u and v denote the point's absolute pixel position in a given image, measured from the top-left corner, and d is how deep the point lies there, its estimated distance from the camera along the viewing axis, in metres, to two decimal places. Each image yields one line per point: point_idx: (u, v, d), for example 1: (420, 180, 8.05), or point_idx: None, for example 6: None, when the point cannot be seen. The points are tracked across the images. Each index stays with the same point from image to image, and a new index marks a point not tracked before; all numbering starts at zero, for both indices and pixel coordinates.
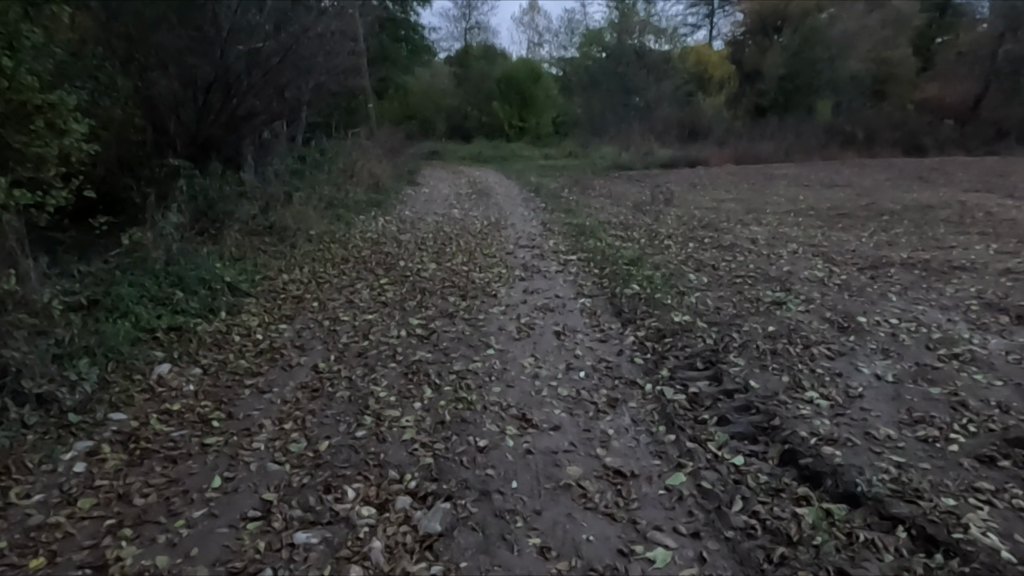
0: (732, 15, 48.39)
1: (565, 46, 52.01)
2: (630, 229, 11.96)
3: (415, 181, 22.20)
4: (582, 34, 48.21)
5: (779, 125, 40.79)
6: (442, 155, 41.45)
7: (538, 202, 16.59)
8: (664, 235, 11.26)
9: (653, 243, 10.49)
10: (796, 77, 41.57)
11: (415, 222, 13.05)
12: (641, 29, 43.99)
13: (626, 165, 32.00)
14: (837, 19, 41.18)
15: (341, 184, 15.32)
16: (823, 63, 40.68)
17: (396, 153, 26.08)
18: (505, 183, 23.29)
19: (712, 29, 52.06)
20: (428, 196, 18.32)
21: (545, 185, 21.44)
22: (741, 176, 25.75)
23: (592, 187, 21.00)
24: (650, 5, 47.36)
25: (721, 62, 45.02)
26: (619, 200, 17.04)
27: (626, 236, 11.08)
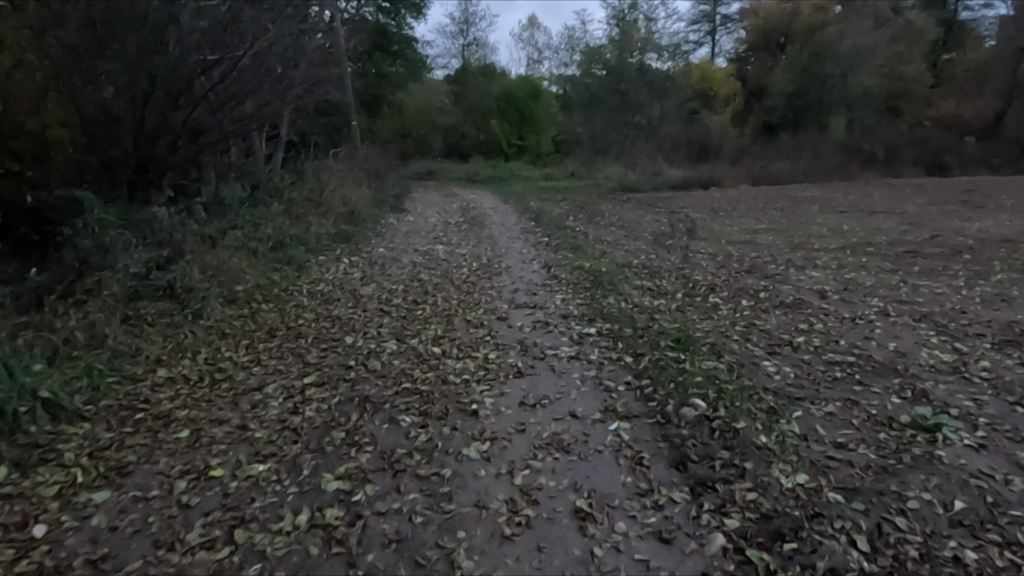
0: (735, 32, 46.95)
1: (566, 62, 49.45)
2: (657, 276, 9.39)
3: (402, 208, 19.70)
4: (583, 51, 46.26)
5: (795, 143, 38.27)
6: (437, 175, 39.20)
7: (540, 234, 14.04)
8: (702, 286, 8.69)
9: (693, 299, 7.94)
10: (805, 94, 39.71)
11: (388, 265, 10.50)
12: (642, 46, 42.56)
13: (633, 187, 29.63)
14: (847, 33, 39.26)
15: (304, 214, 12.83)
16: (834, 80, 38.65)
17: (383, 176, 23.69)
18: (502, 208, 20.83)
19: (714, 47, 50.04)
20: (413, 227, 15.77)
21: (547, 211, 18.74)
22: (762, 200, 23.35)
23: (599, 215, 18.48)
24: (652, 21, 45.63)
25: (725, 78, 43.23)
26: (634, 232, 14.50)
27: (655, 289, 8.48)
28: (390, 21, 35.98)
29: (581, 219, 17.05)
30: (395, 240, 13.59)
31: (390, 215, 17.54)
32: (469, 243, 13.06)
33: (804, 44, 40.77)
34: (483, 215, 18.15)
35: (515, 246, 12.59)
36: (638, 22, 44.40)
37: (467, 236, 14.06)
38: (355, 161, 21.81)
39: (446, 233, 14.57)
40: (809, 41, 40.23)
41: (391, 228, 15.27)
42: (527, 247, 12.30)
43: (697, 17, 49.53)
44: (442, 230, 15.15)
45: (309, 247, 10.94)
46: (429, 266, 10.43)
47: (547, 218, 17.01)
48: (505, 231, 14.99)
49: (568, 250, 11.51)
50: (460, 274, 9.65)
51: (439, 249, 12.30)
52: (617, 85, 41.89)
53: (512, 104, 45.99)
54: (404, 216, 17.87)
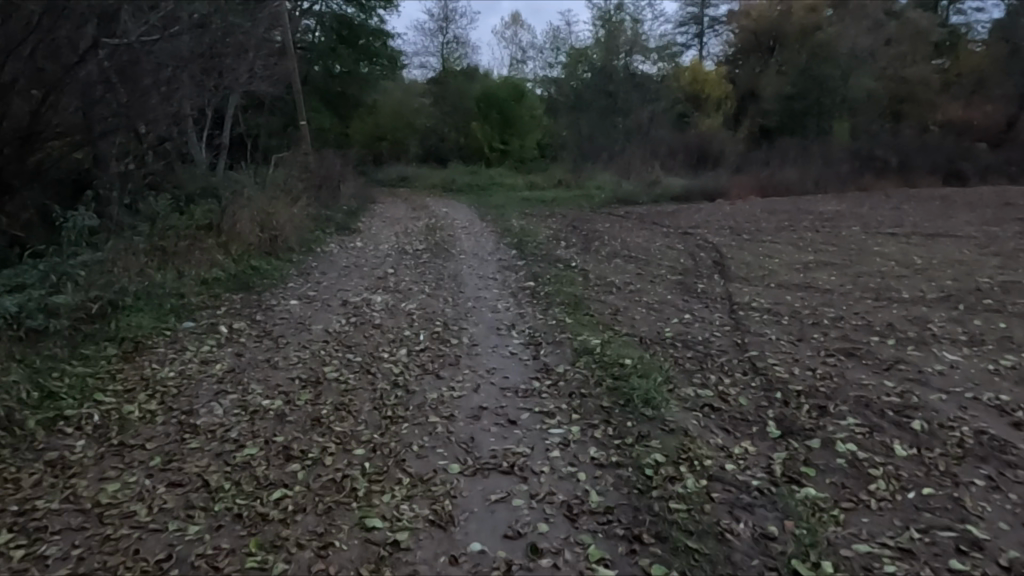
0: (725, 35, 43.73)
1: (550, 63, 45.61)
2: (715, 374, 5.71)
3: (353, 229, 15.92)
4: (567, 52, 42.85)
5: (802, 148, 34.92)
6: (411, 183, 35.40)
7: (526, 273, 10.32)
8: (805, 407, 5.05)
9: (792, 445, 4.36)
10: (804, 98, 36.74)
11: (286, 338, 6.78)
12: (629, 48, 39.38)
13: (630, 198, 26.09)
14: (845, 33, 36.37)
15: (189, 249, 9.13)
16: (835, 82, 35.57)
17: (336, 189, 19.98)
18: (478, 226, 17.21)
19: (703, 50, 46.84)
20: (359, 259, 12.02)
21: (532, 234, 14.97)
22: (784, 217, 19.94)
23: (594, 239, 14.81)
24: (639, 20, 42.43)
25: (717, 80, 40.02)
26: (647, 271, 10.87)
27: (729, 417, 4.83)
28: (351, 16, 32.31)
29: (575, 247, 13.37)
30: (322, 283, 9.88)
31: (335, 242, 13.81)
32: (425, 288, 9.38)
33: (801, 44, 37.93)
34: (452, 239, 14.43)
35: (486, 294, 8.92)
36: (625, 23, 40.83)
37: (426, 276, 10.33)
38: (298, 171, 18.09)
39: (398, 271, 10.82)
40: (808, 42, 37.25)
41: (327, 263, 11.52)
42: (506, 299, 8.61)
43: (685, 18, 46.20)
44: (394, 265, 11.44)
45: (173, 314, 7.26)
46: (348, 341, 6.73)
47: (532, 246, 13.24)
48: (478, 265, 11.29)
49: (567, 309, 7.80)
50: (390, 365, 5.93)
51: (378, 300, 8.61)
52: (604, 87, 38.61)
53: (492, 105, 41.92)
54: (353, 242, 14.12)
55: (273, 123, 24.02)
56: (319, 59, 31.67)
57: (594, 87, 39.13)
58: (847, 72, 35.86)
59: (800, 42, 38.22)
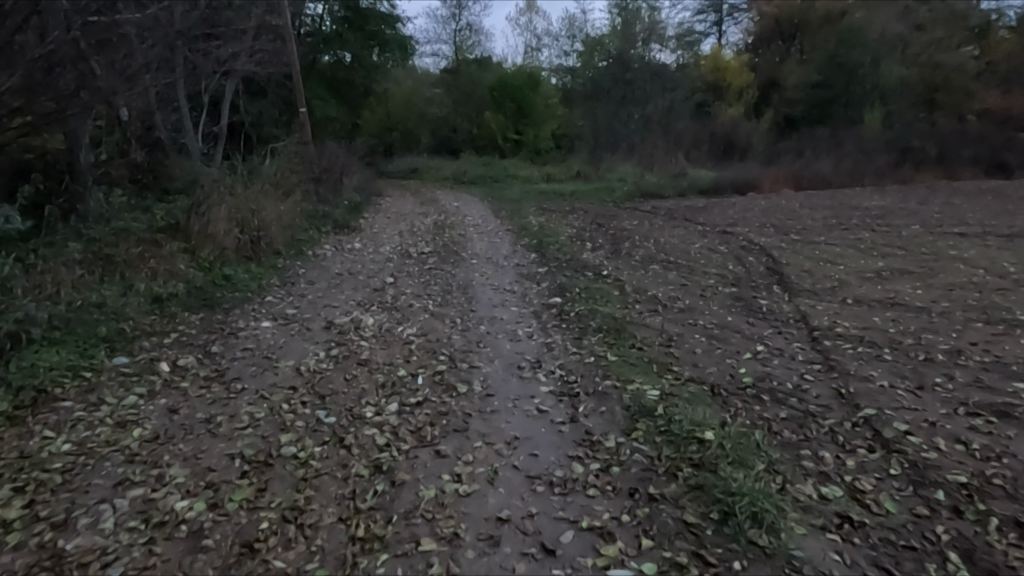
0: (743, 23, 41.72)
1: (565, 52, 43.72)
2: (833, 458, 4.03)
3: (354, 227, 14.34)
4: (582, 40, 41.02)
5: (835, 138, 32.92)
6: (421, 175, 33.74)
7: (551, 283, 8.66)
8: (995, 535, 3.33)
9: None
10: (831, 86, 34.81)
11: (243, 384, 5.14)
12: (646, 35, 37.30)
13: (654, 192, 24.27)
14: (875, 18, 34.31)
15: (145, 255, 7.57)
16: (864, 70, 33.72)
17: (337, 182, 18.42)
18: (492, 223, 15.53)
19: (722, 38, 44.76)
20: (358, 264, 10.45)
21: (553, 233, 13.30)
22: (828, 214, 18.06)
23: (623, 239, 13.09)
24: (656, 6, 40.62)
25: (738, 69, 37.81)
26: (693, 282, 9.20)
27: (877, 560, 3.16)
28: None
29: (604, 250, 11.69)
30: (306, 296, 8.33)
31: (332, 243, 12.25)
32: (430, 304, 7.76)
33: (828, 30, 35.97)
34: (463, 239, 12.80)
35: (506, 314, 7.27)
36: (642, 10, 38.95)
37: (432, 287, 8.71)
38: (294, 163, 16.53)
39: (398, 279, 9.20)
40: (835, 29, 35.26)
41: (317, 269, 9.94)
42: (531, 321, 6.95)
43: (703, 5, 44.20)
44: (396, 271, 9.82)
45: (104, 347, 5.67)
46: (324, 388, 5.10)
47: (556, 248, 11.56)
48: (492, 273, 9.65)
49: (610, 340, 6.12)
50: (376, 434, 4.30)
51: (370, 322, 6.97)
52: (622, 75, 36.62)
53: (507, 93, 39.54)
54: (353, 242, 12.50)
55: (273, 113, 22.52)
56: (323, 47, 30.13)
57: (610, 76, 37.29)
58: (877, 57, 33.82)
59: (827, 28, 36.21)
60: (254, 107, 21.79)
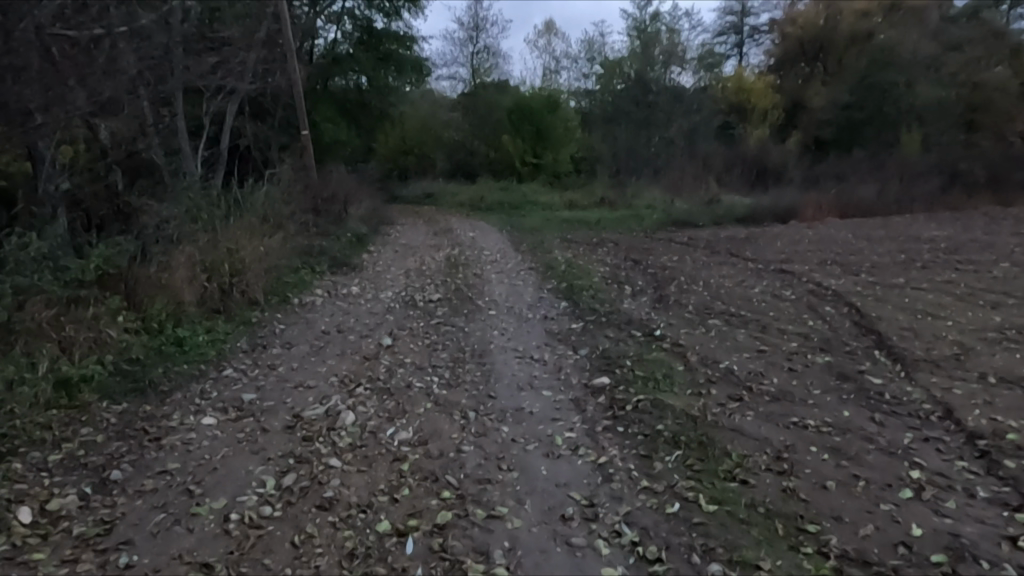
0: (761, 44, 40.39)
1: (584, 75, 42.14)
2: None
3: (355, 264, 12.54)
4: (602, 62, 39.60)
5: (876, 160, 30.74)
6: (437, 201, 32.06)
7: (595, 352, 6.73)
8: None
9: None
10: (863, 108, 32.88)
11: (131, 559, 3.34)
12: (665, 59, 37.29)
13: (685, 220, 22.27)
14: (908, 36, 32.47)
15: (58, 318, 5.81)
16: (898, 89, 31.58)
17: (338, 212, 16.70)
18: (513, 258, 13.64)
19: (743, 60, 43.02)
20: (353, 316, 8.63)
21: (582, 273, 11.35)
22: (892, 247, 15.89)
23: (666, 281, 11.14)
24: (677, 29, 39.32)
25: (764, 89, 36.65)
26: (772, 347, 7.22)
27: None
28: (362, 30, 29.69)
29: (650, 298, 9.74)
30: (278, 368, 6.47)
31: (328, 287, 10.44)
32: (436, 385, 5.87)
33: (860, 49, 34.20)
34: (480, 282, 10.91)
35: (539, 404, 5.37)
36: (661, 33, 37.49)
37: (441, 355, 6.81)
38: (288, 191, 14.82)
39: (397, 343, 7.31)
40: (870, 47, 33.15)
41: (299, 324, 8.11)
42: (576, 419, 5.06)
43: (723, 27, 42.43)
44: (397, 328, 7.95)
45: None
46: (256, 569, 3.28)
47: (591, 295, 9.63)
48: (517, 333, 7.75)
49: (696, 464, 4.20)
50: None
51: (351, 418, 5.08)
52: (642, 97, 36.08)
53: (526, 117, 37.19)
54: (352, 285, 10.68)
55: (276, 137, 21.05)
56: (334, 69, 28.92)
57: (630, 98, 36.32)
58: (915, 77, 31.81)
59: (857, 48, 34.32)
60: (255, 131, 20.33)
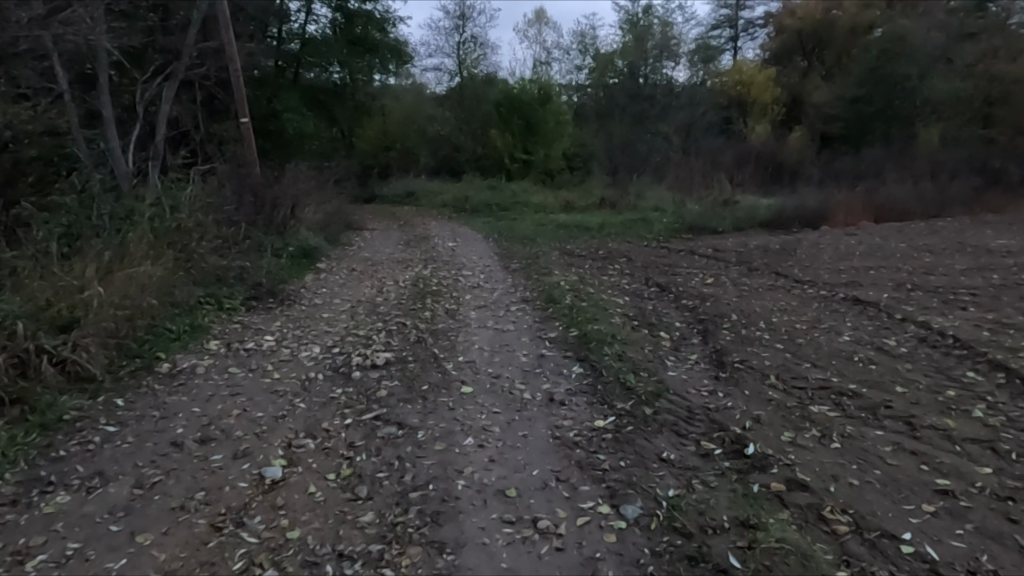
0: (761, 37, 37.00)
1: (576, 68, 38.85)
2: None
3: (287, 294, 9.25)
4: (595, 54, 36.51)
5: (900, 153, 27.60)
6: (417, 201, 28.72)
7: (653, 514, 3.61)
8: None
9: None
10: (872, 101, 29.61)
11: None
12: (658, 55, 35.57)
13: (703, 225, 19.05)
14: (926, 23, 29.56)
15: None
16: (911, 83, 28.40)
17: (282, 221, 13.41)
18: (502, 283, 10.37)
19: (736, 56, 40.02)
20: (242, 400, 5.39)
21: (599, 312, 8.12)
22: (975, 265, 12.66)
23: (717, 323, 7.96)
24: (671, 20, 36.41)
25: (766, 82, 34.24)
26: (957, 484, 4.08)
27: None
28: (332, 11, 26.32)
29: (704, 358, 6.56)
30: (35, 561, 3.32)
31: (231, 338, 7.18)
32: None
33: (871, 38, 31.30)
34: (451, 325, 7.66)
35: None
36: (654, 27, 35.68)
37: (364, 519, 3.64)
38: (209, 195, 11.55)
39: (289, 477, 4.13)
40: (879, 35, 30.18)
41: (141, 423, 4.89)
42: None
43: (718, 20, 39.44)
44: (302, 434, 4.74)
45: None
46: None
47: (618, 355, 6.42)
48: (506, 445, 4.57)
49: None
50: None
51: None
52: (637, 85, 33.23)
53: (516, 108, 32.98)
54: (267, 333, 7.41)
55: (222, 128, 17.77)
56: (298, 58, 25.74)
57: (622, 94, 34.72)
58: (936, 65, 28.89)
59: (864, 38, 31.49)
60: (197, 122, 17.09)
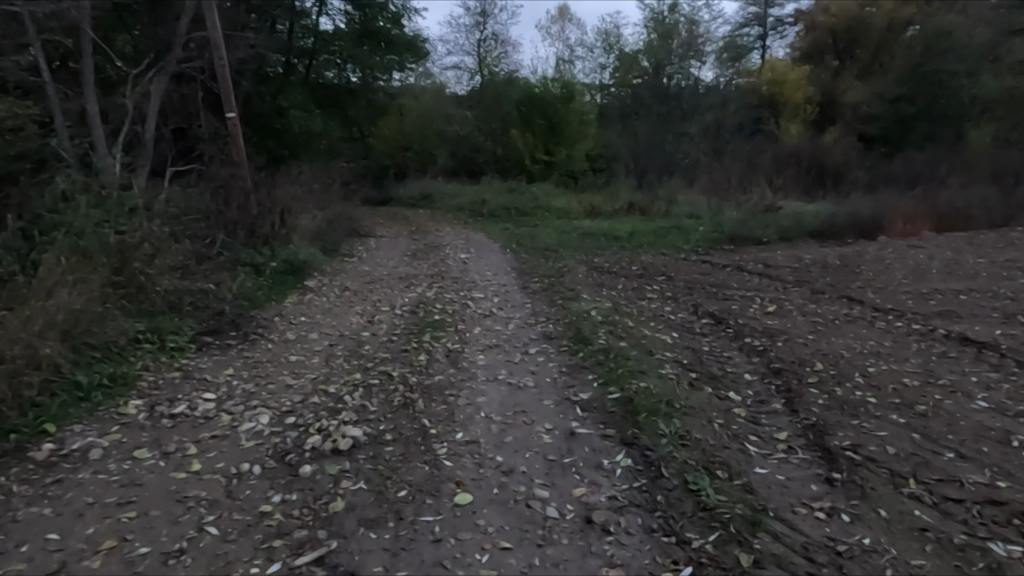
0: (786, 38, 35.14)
1: (600, 67, 36.72)
2: None
3: (254, 326, 7.52)
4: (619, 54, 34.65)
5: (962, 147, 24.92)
6: (433, 204, 26.99)
7: None
8: None
9: None
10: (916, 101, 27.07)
11: None
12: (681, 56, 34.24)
13: (747, 235, 17.01)
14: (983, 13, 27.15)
15: None
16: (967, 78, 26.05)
17: (268, 232, 11.74)
18: (519, 310, 8.55)
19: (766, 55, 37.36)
20: (127, 516, 3.64)
21: (642, 361, 6.24)
22: None
23: (803, 381, 6.03)
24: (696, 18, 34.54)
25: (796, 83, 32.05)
26: None
27: None
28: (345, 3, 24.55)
29: (799, 444, 4.68)
30: None
31: (160, 396, 5.45)
32: None
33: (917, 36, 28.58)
34: (449, 378, 5.84)
35: None
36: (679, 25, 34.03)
37: None
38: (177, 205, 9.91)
39: None
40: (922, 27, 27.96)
41: None
42: None
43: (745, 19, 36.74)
44: None
45: None
46: None
47: (680, 437, 4.58)
48: None
49: None
50: None
51: None
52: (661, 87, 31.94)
53: (537, 108, 30.83)
54: (210, 389, 5.66)
55: (217, 127, 16.22)
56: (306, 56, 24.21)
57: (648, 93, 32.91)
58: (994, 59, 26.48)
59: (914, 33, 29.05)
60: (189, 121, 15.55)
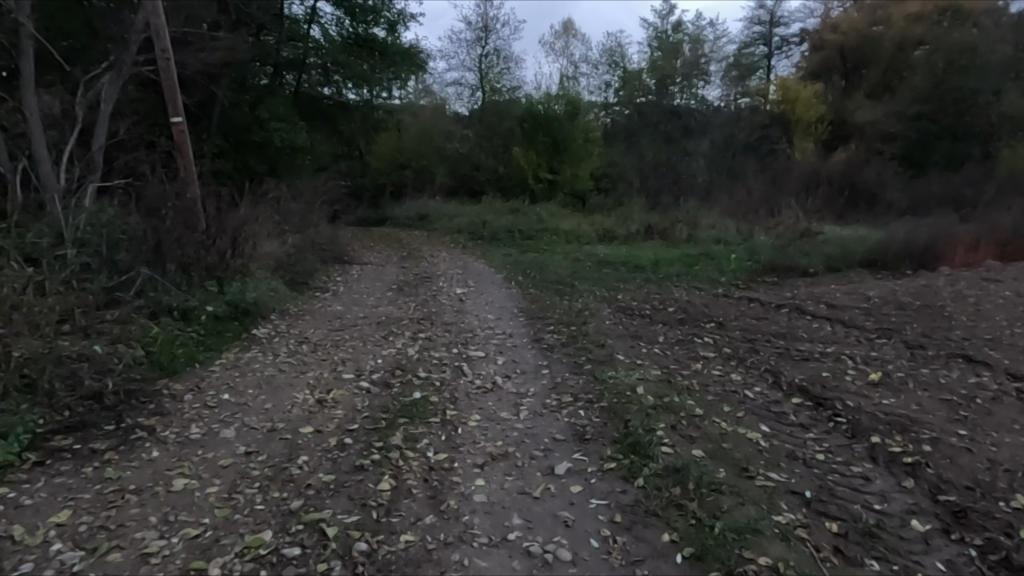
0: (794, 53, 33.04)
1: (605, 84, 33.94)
2: None
3: (146, 417, 5.15)
4: (622, 75, 33.02)
5: (994, 163, 22.42)
6: (430, 225, 24.65)
7: None
8: None
9: None
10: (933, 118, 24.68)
11: None
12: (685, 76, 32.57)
13: (791, 265, 14.59)
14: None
15: None
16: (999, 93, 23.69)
17: (215, 265, 9.31)
18: (534, 385, 6.09)
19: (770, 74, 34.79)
20: None
21: (745, 501, 3.83)
22: None
23: (1015, 540, 3.63)
24: (701, 36, 33.00)
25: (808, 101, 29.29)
26: None
27: None
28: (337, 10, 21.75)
29: None
30: None
31: None
32: None
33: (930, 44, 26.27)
34: (427, 544, 3.45)
35: None
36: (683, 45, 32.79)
37: None
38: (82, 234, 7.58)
39: None
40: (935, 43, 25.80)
41: None
42: None
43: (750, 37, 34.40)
44: None
45: None
46: None
47: None
48: None
49: None
50: None
51: None
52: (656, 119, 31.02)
53: (541, 124, 28.30)
54: (6, 565, 3.26)
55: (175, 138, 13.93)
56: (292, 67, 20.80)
57: (656, 111, 31.33)
58: None
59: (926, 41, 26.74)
60: (144, 130, 13.12)
